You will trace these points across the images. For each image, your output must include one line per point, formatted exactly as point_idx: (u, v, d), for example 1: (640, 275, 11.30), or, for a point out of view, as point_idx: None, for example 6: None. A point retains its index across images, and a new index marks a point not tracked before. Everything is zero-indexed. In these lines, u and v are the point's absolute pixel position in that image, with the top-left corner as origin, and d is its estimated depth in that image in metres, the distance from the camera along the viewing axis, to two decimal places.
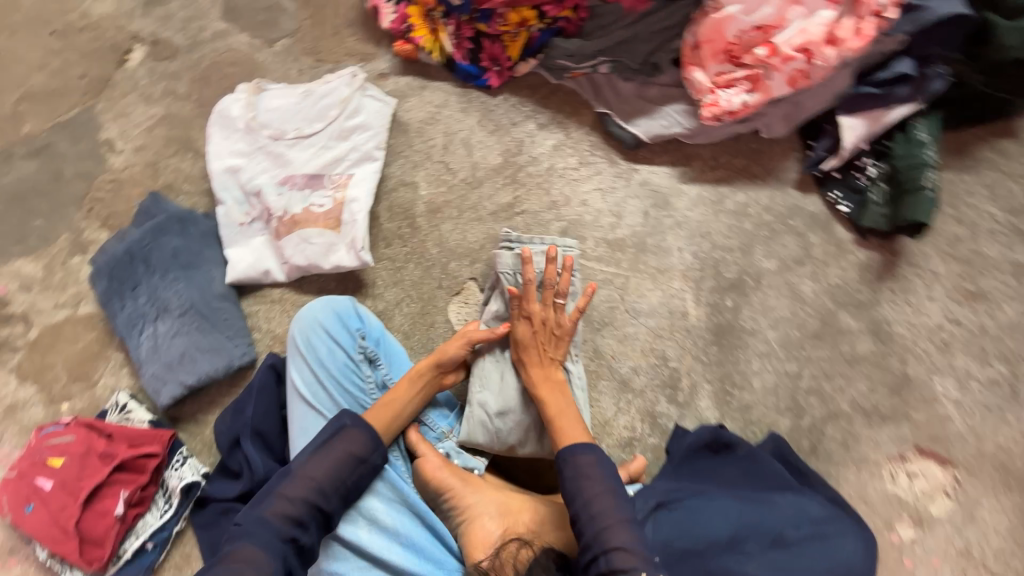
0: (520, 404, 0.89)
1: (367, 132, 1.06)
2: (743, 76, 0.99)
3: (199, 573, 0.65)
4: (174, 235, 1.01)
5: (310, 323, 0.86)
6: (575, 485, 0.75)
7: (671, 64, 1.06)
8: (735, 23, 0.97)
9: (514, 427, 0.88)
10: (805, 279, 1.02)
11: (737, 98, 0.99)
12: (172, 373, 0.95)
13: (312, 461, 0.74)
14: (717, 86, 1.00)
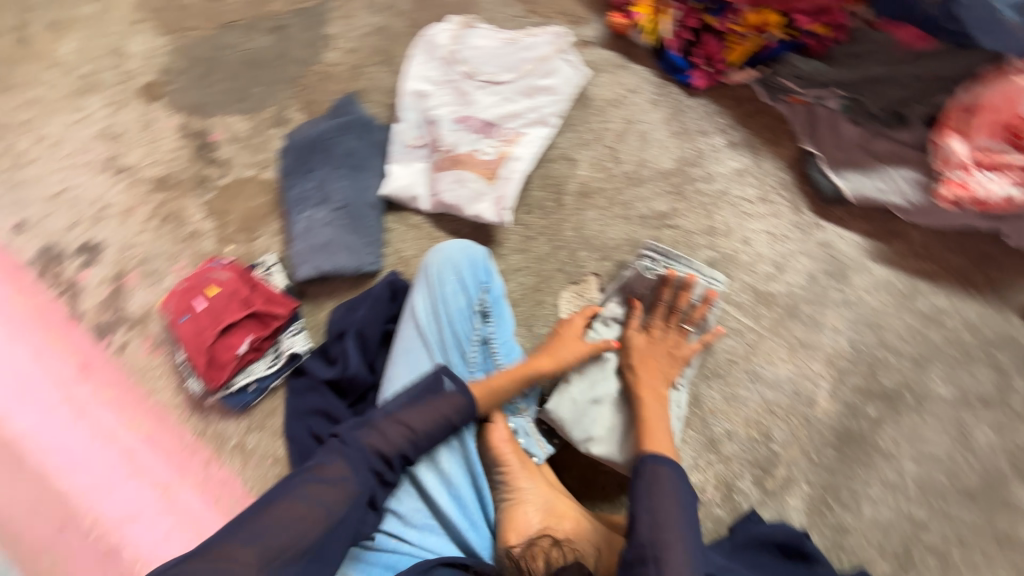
0: (612, 403, 0.90)
1: (552, 96, 1.05)
2: (1019, 163, 0.81)
3: (299, 470, 0.74)
4: (355, 138, 1.10)
5: (447, 260, 0.93)
6: (647, 492, 0.73)
7: (920, 121, 0.90)
8: None
9: (594, 428, 0.88)
10: (981, 424, 0.84)
11: (998, 188, 0.82)
12: (313, 256, 1.05)
13: (411, 410, 0.79)
14: (977, 165, 0.83)
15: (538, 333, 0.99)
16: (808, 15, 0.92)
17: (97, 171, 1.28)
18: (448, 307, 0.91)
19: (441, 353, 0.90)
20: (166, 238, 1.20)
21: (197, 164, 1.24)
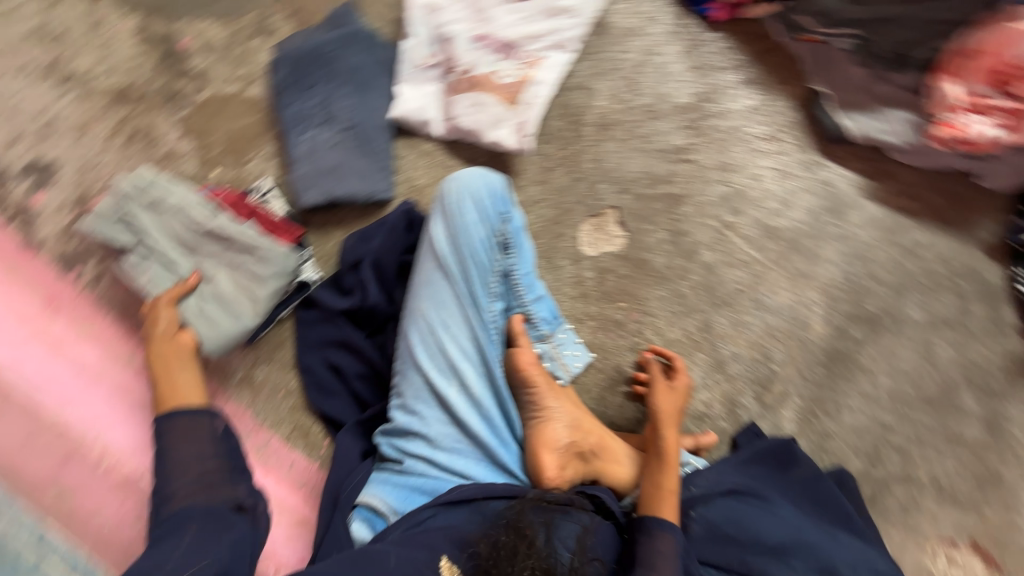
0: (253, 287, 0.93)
1: (572, 18, 1.00)
2: (1006, 107, 0.88)
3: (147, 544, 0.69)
4: (357, 52, 1.01)
5: (464, 187, 0.85)
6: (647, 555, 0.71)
7: (920, 66, 0.95)
8: None
9: (220, 323, 0.91)
10: (944, 343, 0.96)
11: (986, 130, 0.89)
12: (320, 179, 0.98)
13: (182, 448, 0.78)
14: (968, 108, 0.90)
15: (558, 266, 1.01)
16: None
17: (34, 76, 1.08)
18: (469, 237, 0.84)
19: (463, 284, 0.84)
20: (138, 160, 1.07)
21: (165, 75, 1.09)
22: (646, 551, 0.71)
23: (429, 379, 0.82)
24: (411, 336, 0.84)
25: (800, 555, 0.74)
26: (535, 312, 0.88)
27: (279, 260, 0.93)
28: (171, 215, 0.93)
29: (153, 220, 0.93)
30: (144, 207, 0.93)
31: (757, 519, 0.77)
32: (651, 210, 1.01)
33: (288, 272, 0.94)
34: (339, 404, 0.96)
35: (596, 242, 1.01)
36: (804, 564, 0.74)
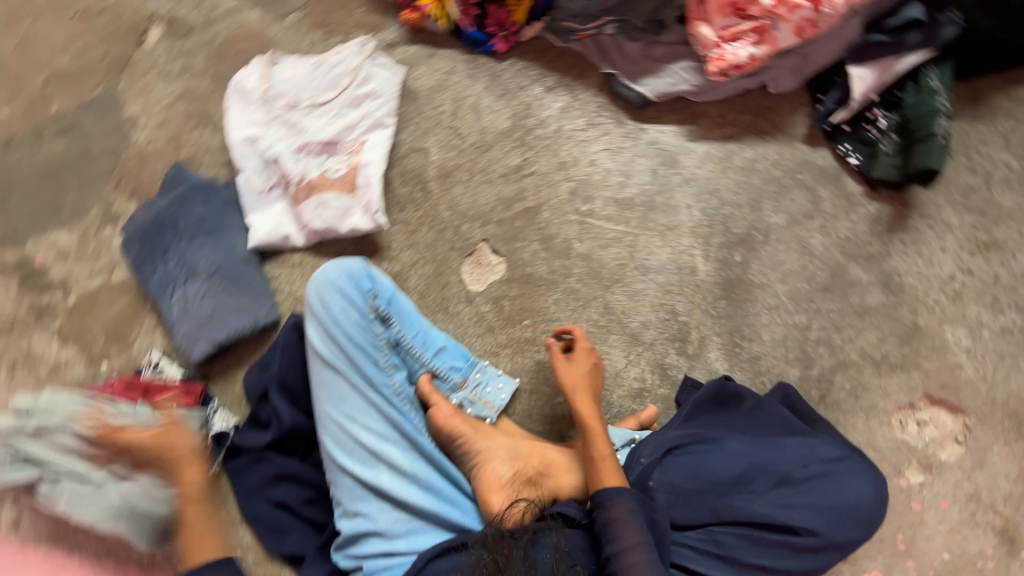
0: (171, 460, 0.92)
1: (377, 99, 1.09)
2: (749, 28, 0.98)
3: None
4: (198, 203, 1.05)
5: (324, 283, 0.93)
6: (609, 530, 0.72)
7: (676, 21, 1.07)
8: None
9: (152, 508, 0.89)
10: (813, 233, 1.02)
11: (743, 52, 0.99)
12: (203, 330, 0.98)
13: None
14: (722, 40, 1.00)
15: (455, 312, 1.03)
16: None
17: None
18: (343, 326, 0.91)
19: (356, 371, 0.90)
20: (26, 385, 1.06)
21: (28, 295, 1.10)
22: (605, 523, 0.72)
23: (357, 474, 0.85)
24: (327, 440, 0.88)
25: (758, 477, 0.78)
26: (436, 365, 0.95)
27: (184, 425, 0.93)
28: (65, 429, 0.91)
29: (46, 441, 0.90)
30: (32, 433, 0.90)
31: (710, 462, 0.79)
32: (516, 228, 1.07)
33: (195, 433, 0.94)
34: (298, 538, 0.93)
35: (481, 276, 1.05)
36: (765, 485, 0.77)
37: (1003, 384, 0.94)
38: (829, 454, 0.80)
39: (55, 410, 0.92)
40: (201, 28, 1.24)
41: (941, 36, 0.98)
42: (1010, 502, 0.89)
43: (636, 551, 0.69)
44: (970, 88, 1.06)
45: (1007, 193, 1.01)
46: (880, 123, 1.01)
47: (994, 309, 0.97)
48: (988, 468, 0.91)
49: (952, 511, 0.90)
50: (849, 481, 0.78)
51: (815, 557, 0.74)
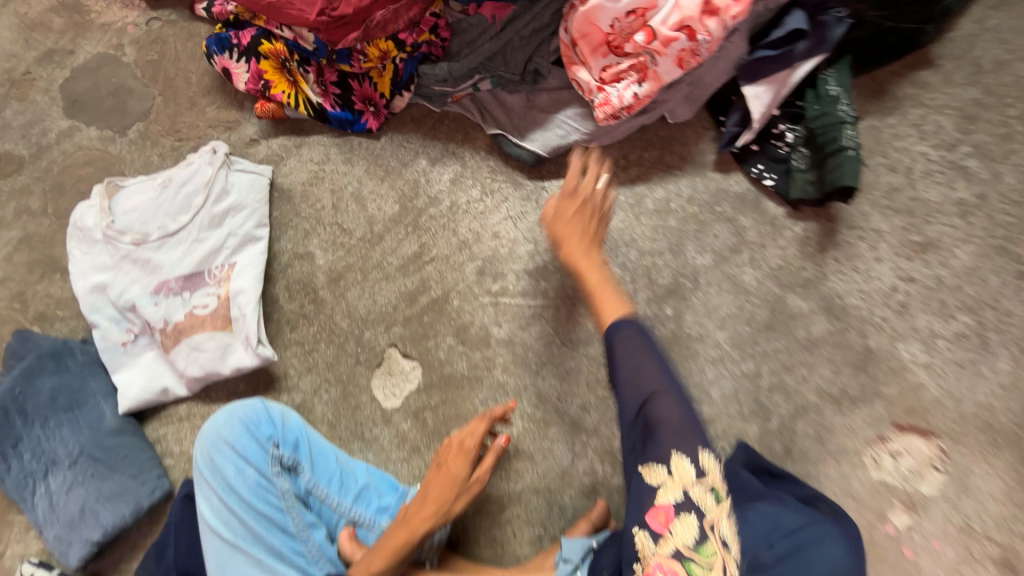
0: None
1: (242, 213, 0.96)
2: (628, 67, 0.90)
3: None
4: (49, 375, 0.89)
5: (214, 440, 0.80)
6: (620, 360, 0.67)
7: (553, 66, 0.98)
8: (606, 12, 0.88)
9: None
10: (744, 267, 0.94)
11: (627, 92, 0.90)
12: (76, 531, 0.83)
13: None
14: (604, 83, 0.91)
15: (374, 436, 0.91)
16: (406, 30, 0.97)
17: None
18: (239, 491, 0.77)
19: (261, 545, 0.77)
20: None
21: None
22: (616, 351, 0.68)
23: None
24: None
25: None
26: (358, 513, 0.82)
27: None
28: None
29: None
30: None
31: None
32: (425, 325, 0.95)
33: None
34: None
35: (395, 389, 0.93)
36: None
37: (969, 395, 0.86)
38: (792, 524, 0.69)
39: None
40: (32, 159, 1.08)
41: (829, 37, 0.90)
42: (1003, 527, 0.81)
43: (656, 387, 0.65)
44: (872, 80, 0.99)
45: (932, 186, 0.95)
46: (788, 138, 0.93)
47: (944, 314, 0.89)
48: (973, 492, 0.83)
49: (947, 551, 0.81)
50: (822, 550, 0.65)
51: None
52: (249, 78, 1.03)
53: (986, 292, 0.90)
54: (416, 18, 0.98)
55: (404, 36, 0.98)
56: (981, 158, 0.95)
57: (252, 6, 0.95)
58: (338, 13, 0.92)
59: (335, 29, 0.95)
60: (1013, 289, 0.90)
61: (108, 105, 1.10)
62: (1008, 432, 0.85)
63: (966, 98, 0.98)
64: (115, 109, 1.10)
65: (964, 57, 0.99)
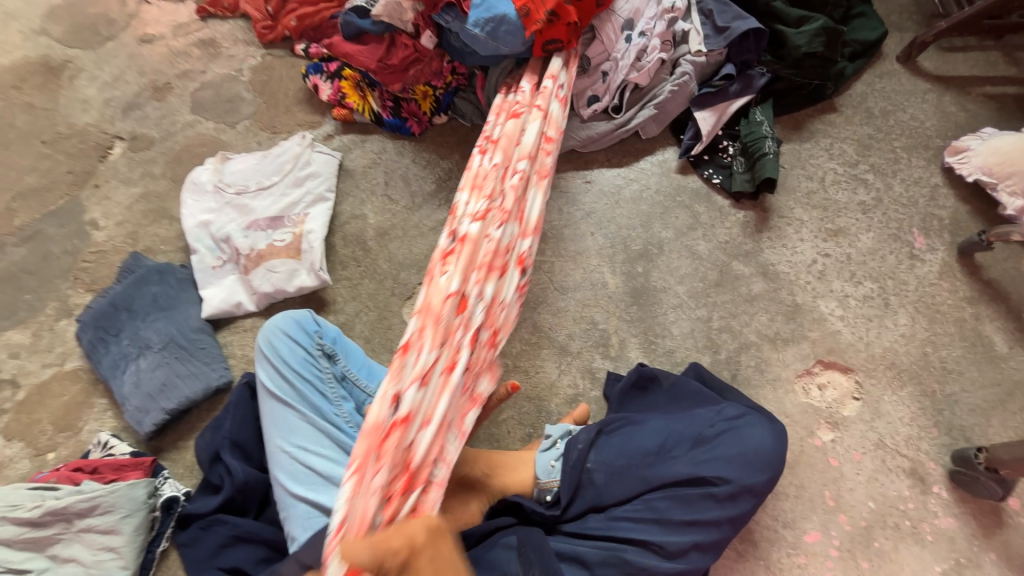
0: (132, 528, 0.89)
1: (318, 179, 1.27)
2: (437, 473, 0.81)
3: None
4: (154, 284, 1.14)
5: (273, 330, 0.99)
6: None
7: None
8: (406, 420, 0.77)
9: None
10: (698, 240, 1.21)
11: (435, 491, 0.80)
12: (154, 401, 1.03)
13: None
14: (415, 486, 0.77)
15: None
16: (435, 78, 1.33)
17: None
18: (291, 363, 0.96)
19: (304, 405, 0.95)
20: None
21: None
22: None
23: (314, 500, 0.87)
24: (279, 474, 0.90)
25: (677, 443, 0.85)
26: None
27: (128, 497, 0.90)
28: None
29: None
30: None
31: (633, 439, 0.87)
32: None
33: (141, 503, 0.91)
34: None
35: None
36: (684, 448, 0.85)
37: (877, 340, 1.09)
38: (733, 413, 0.87)
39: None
40: (160, 140, 1.42)
41: (755, 84, 1.28)
42: (910, 443, 0.99)
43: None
44: (795, 118, 1.34)
45: (840, 191, 1.25)
46: (729, 151, 1.27)
47: (854, 281, 1.15)
48: (884, 415, 1.02)
49: (866, 461, 0.98)
50: (751, 432, 0.84)
51: (737, 504, 0.80)
52: (331, 92, 1.40)
53: (886, 267, 1.16)
54: (439, 68, 1.34)
55: (435, 83, 1.34)
56: (876, 173, 1.26)
57: (337, 53, 1.38)
58: (390, 62, 1.32)
59: (385, 73, 1.33)
60: (906, 265, 1.16)
61: (224, 107, 1.46)
62: (910, 370, 1.06)
63: (862, 133, 1.31)
64: (229, 110, 1.46)
65: (859, 107, 1.35)
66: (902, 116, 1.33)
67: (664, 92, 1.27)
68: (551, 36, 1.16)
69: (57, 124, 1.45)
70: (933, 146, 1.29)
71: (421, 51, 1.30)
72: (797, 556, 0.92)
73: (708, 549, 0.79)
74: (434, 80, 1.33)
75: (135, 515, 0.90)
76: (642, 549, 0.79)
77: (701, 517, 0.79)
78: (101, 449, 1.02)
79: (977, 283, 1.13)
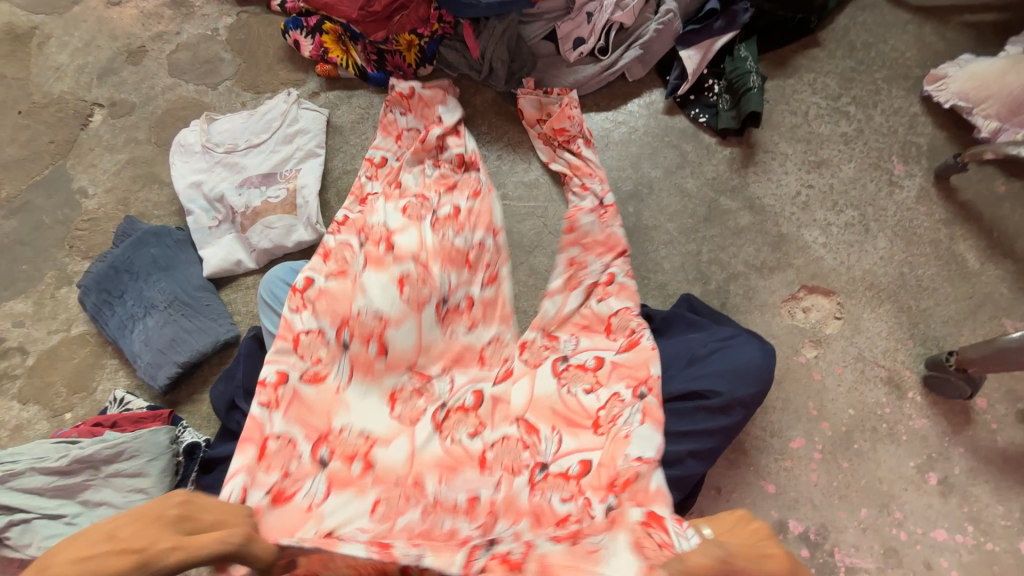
0: (159, 470, 0.94)
1: (307, 135, 1.27)
2: None
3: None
4: (151, 245, 1.15)
5: (273, 280, 1.04)
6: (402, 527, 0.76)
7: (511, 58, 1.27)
8: None
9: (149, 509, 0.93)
10: (687, 178, 1.24)
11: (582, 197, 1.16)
12: (166, 356, 1.06)
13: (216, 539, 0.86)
14: None
15: None
16: (421, 24, 1.30)
17: None
18: None
19: None
20: None
21: None
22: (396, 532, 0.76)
23: None
24: None
25: (672, 364, 0.94)
26: None
27: (152, 442, 0.95)
28: (26, 468, 0.92)
29: (14, 487, 0.92)
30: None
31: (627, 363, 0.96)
32: None
33: (164, 448, 0.95)
34: None
35: None
36: (679, 367, 0.93)
37: (857, 264, 1.14)
38: (725, 333, 0.93)
39: (21, 452, 0.95)
40: (141, 105, 1.40)
41: (739, 21, 1.28)
42: (888, 355, 1.06)
43: None
44: (779, 54, 1.35)
45: (823, 124, 1.28)
46: (715, 89, 1.28)
47: (835, 210, 1.19)
48: (863, 331, 1.08)
49: (846, 373, 1.05)
50: (744, 349, 0.90)
51: (730, 415, 0.87)
52: (313, 47, 1.37)
53: (866, 195, 1.20)
54: (426, 15, 1.31)
55: (421, 29, 1.31)
56: (857, 105, 1.29)
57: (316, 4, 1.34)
58: (372, 9, 1.29)
59: (369, 23, 1.31)
60: (885, 192, 1.20)
61: (203, 69, 1.43)
62: (888, 289, 1.11)
63: (844, 67, 1.33)
64: (208, 71, 1.43)
65: (842, 41, 1.36)
66: (882, 48, 1.34)
67: (649, 31, 1.27)
68: None
69: (31, 93, 1.41)
70: (912, 76, 1.31)
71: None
72: (783, 460, 0.99)
73: (702, 456, 0.87)
74: (420, 26, 1.30)
75: (160, 459, 0.94)
76: None
77: (695, 428, 0.88)
78: (116, 405, 1.05)
79: (952, 205, 1.18)
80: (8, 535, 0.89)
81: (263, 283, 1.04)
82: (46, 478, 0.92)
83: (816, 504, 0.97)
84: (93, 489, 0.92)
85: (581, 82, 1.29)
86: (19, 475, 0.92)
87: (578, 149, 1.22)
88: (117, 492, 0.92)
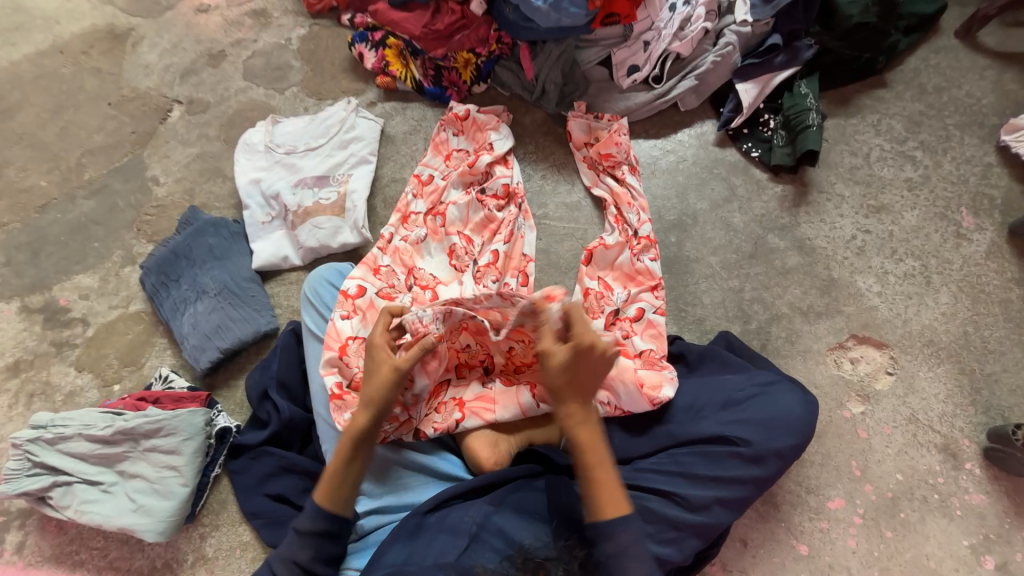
0: (191, 450, 0.98)
1: (361, 142, 1.33)
2: None
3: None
4: (209, 235, 1.21)
5: (319, 280, 1.08)
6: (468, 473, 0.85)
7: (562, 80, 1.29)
8: None
9: (175, 488, 0.96)
10: (734, 213, 1.21)
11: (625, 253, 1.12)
12: (210, 341, 1.12)
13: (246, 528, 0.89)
14: None
15: None
16: (480, 45, 1.36)
17: None
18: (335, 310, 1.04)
19: None
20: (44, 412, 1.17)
21: (52, 330, 1.24)
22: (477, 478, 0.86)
23: None
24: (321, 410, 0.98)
25: (706, 406, 0.89)
26: None
27: (189, 422, 0.98)
28: (74, 433, 0.98)
29: (62, 449, 0.98)
30: (46, 446, 0.98)
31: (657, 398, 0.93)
32: None
33: (199, 430, 0.99)
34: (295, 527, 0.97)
35: None
36: (713, 410, 0.89)
37: (915, 317, 1.07)
38: (765, 378, 0.89)
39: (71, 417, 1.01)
40: (215, 104, 1.50)
41: (801, 56, 1.26)
42: (944, 420, 0.98)
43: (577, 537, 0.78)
44: (843, 93, 1.30)
45: (885, 168, 1.22)
46: (771, 124, 1.26)
47: (894, 258, 1.13)
48: (918, 390, 1.01)
49: (895, 435, 0.98)
50: (783, 398, 0.87)
51: (762, 466, 0.83)
52: (376, 60, 1.44)
53: (930, 245, 1.13)
54: (484, 37, 1.37)
55: (479, 49, 1.37)
56: (925, 151, 1.23)
57: (383, 21, 1.44)
58: (435, 28, 1.37)
59: (430, 40, 1.39)
60: (951, 244, 1.13)
61: (274, 75, 1.52)
62: (948, 347, 1.04)
63: (912, 110, 1.27)
64: (278, 77, 1.52)
65: (911, 83, 1.30)
66: (957, 93, 1.28)
67: (706, 63, 1.27)
68: (610, 11, 1.21)
69: (120, 87, 1.54)
70: (989, 124, 1.24)
71: (468, 18, 1.37)
72: (819, 520, 0.93)
73: (730, 505, 0.82)
74: (478, 46, 1.36)
75: (194, 440, 0.98)
76: (665, 500, 0.83)
77: (725, 474, 0.83)
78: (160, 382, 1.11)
79: None
80: (54, 495, 0.96)
81: (308, 282, 1.08)
82: (90, 444, 0.98)
83: (853, 573, 0.90)
84: (131, 460, 0.97)
85: (631, 108, 1.29)
86: (68, 438, 0.98)
87: (622, 177, 1.22)
88: (152, 466, 0.97)
